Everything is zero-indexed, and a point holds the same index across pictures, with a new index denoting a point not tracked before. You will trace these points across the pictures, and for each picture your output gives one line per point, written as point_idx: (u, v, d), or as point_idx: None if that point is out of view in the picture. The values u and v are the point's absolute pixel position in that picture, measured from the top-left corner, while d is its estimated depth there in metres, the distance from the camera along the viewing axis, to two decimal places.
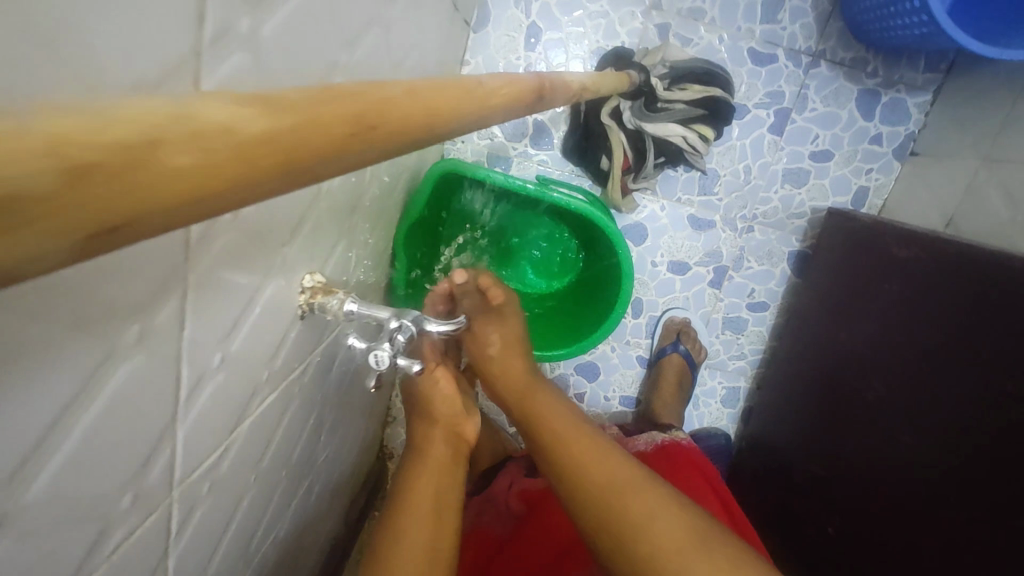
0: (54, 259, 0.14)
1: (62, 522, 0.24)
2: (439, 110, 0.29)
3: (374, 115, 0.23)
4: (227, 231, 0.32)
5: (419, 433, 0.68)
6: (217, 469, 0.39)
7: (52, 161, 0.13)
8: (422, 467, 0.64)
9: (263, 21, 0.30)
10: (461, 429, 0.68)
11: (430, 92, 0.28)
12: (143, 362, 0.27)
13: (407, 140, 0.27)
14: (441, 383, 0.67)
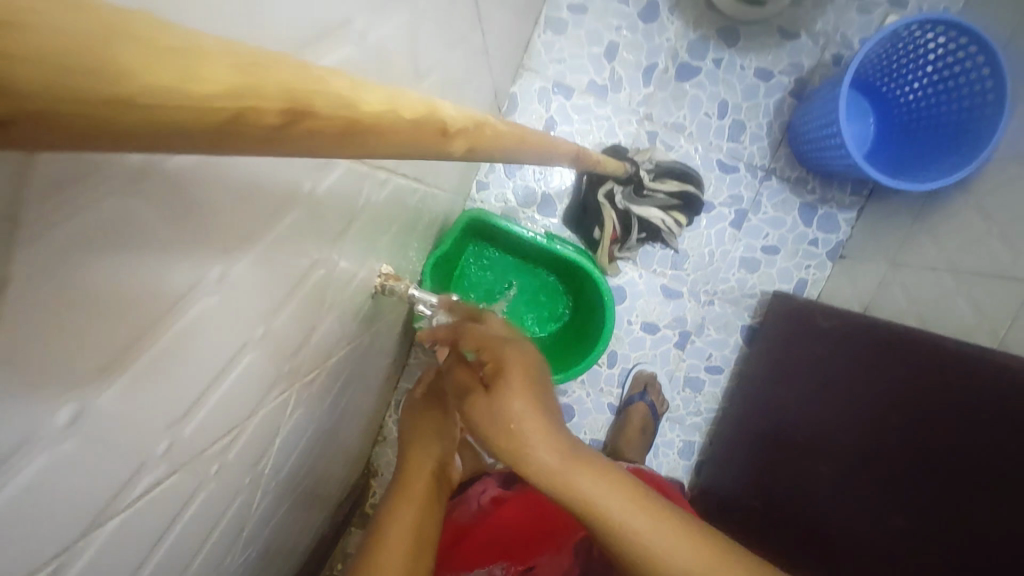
0: (79, 150, 0.13)
1: (264, 358, 0.38)
2: (525, 150, 0.47)
3: (509, 142, 0.42)
4: (361, 210, 0.49)
5: (406, 464, 0.75)
6: (307, 387, 0.52)
7: (82, 55, 0.12)
8: (403, 498, 0.71)
9: (410, 85, 0.49)
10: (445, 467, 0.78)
11: (527, 138, 0.46)
12: (315, 275, 0.43)
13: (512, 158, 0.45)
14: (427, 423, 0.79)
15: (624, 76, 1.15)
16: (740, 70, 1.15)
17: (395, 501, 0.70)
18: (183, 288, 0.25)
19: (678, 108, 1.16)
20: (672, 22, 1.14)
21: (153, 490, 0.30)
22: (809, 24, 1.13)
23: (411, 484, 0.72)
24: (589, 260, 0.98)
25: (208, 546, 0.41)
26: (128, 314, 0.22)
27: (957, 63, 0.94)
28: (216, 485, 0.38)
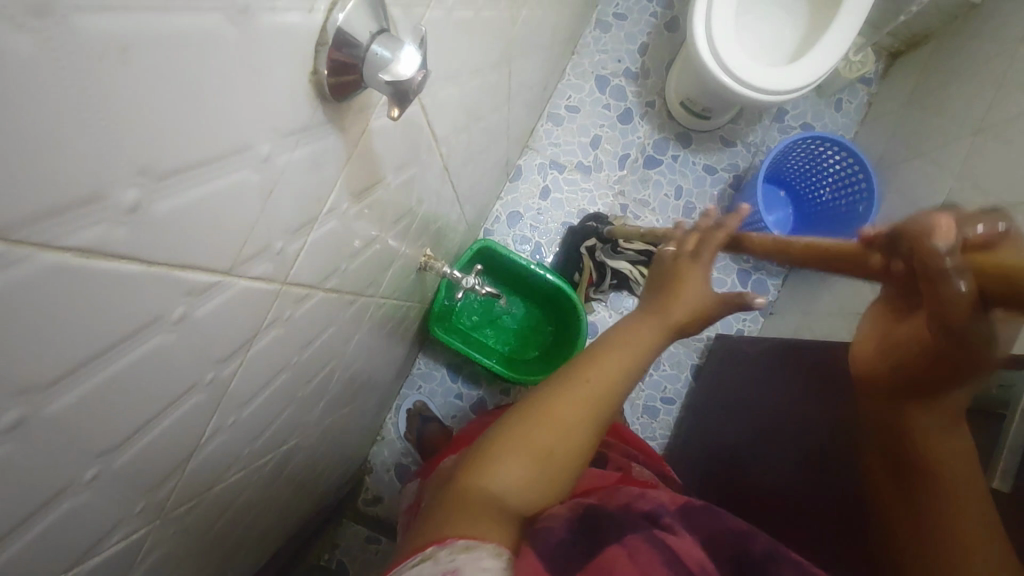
0: None
1: (373, 258, 0.64)
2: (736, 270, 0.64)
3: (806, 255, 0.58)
4: (427, 196, 0.77)
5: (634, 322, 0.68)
6: (373, 310, 0.76)
7: None
8: (594, 364, 0.63)
9: (468, 127, 0.79)
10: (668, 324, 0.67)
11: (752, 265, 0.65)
12: (402, 223, 0.70)
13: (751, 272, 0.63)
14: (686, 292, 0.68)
15: (604, 161, 1.50)
16: (692, 165, 1.51)
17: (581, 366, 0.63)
18: (380, 174, 0.52)
19: (645, 188, 1.51)
20: (642, 126, 1.51)
21: (329, 293, 0.54)
22: (742, 137, 1.51)
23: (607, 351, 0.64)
24: (569, 288, 1.25)
25: (313, 380, 0.64)
26: (369, 173, 0.49)
27: (843, 170, 1.30)
28: (334, 330, 0.62)
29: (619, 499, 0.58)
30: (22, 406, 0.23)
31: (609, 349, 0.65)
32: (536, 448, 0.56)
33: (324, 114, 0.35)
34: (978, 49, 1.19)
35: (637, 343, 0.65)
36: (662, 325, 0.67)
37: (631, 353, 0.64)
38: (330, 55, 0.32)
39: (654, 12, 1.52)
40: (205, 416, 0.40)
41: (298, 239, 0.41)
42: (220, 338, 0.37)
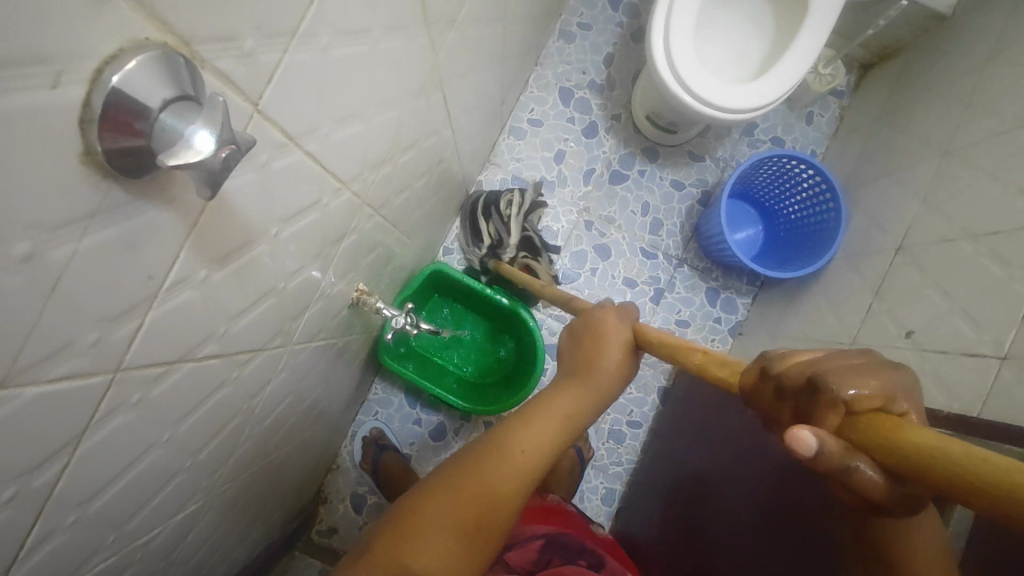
0: None
1: (274, 310, 0.59)
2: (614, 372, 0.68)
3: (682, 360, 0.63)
4: (348, 233, 0.72)
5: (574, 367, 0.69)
6: (290, 355, 0.71)
7: None
8: (526, 420, 0.62)
9: (394, 158, 0.74)
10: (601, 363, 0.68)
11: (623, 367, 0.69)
12: (313, 265, 0.65)
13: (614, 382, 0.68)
14: (608, 333, 0.71)
15: (569, 176, 1.45)
16: (659, 180, 1.46)
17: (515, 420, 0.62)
18: (257, 231, 0.46)
19: (611, 204, 1.46)
20: (607, 139, 1.46)
21: (206, 360, 0.49)
22: (711, 151, 1.47)
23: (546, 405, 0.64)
24: (527, 313, 1.20)
25: (210, 443, 0.59)
26: (236, 233, 0.43)
27: (810, 188, 1.26)
28: (227, 392, 0.56)
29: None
30: None
31: (547, 408, 0.64)
32: (474, 501, 0.56)
33: (126, 191, 0.30)
34: (947, 65, 1.14)
35: (571, 404, 0.64)
36: (596, 384, 0.66)
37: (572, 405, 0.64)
38: (103, 129, 0.26)
39: (620, 21, 1.46)
40: (18, 530, 0.35)
41: (126, 324, 0.35)
42: (16, 450, 0.31)
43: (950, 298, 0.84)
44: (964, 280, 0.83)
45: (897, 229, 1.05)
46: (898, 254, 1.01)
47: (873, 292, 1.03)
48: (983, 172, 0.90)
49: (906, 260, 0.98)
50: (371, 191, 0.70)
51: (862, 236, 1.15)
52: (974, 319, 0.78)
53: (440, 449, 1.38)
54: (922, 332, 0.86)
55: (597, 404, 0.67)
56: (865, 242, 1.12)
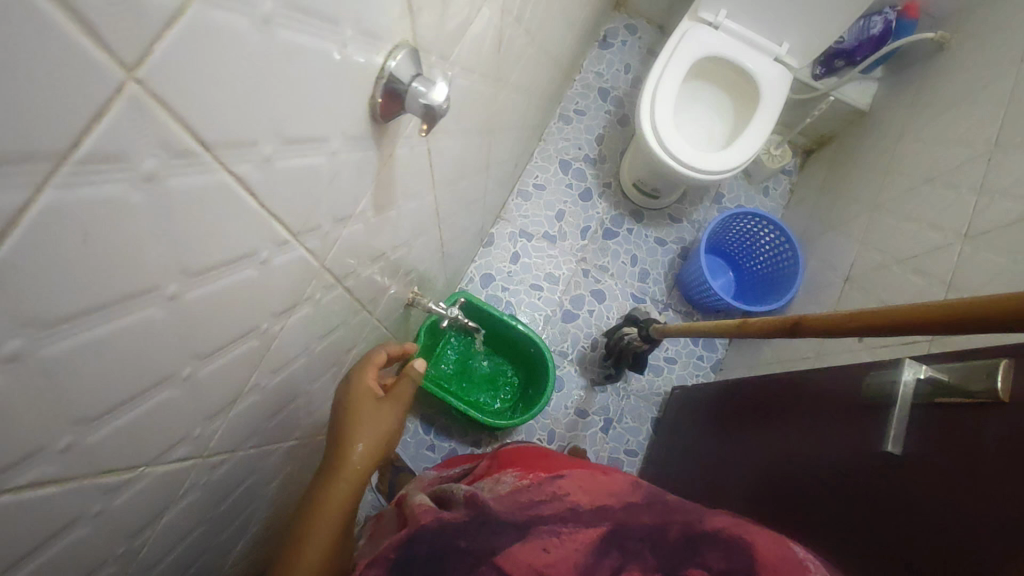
0: None
1: (375, 277, 0.76)
2: (365, 415, 0.64)
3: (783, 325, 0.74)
4: (420, 234, 0.90)
5: (348, 429, 0.64)
6: (368, 330, 0.86)
7: None
8: (334, 484, 0.60)
9: (453, 183, 0.95)
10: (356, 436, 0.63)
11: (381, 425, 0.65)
12: (398, 252, 0.82)
13: (369, 437, 0.64)
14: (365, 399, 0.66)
15: (568, 231, 1.68)
16: (645, 237, 1.71)
17: (322, 489, 0.61)
18: (393, 198, 0.65)
19: (605, 256, 1.68)
20: (600, 203, 1.72)
21: (344, 291, 0.65)
22: (687, 215, 1.73)
23: (346, 466, 0.61)
24: (540, 341, 1.31)
25: (317, 379, 0.73)
26: (387, 192, 0.62)
27: (773, 241, 1.51)
28: (340, 333, 0.71)
29: (527, 495, 0.55)
30: (178, 283, 0.33)
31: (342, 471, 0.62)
32: (309, 563, 0.55)
33: (371, 130, 0.49)
34: (870, 145, 1.46)
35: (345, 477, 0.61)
36: (354, 441, 0.63)
37: (376, 436, 0.63)
38: (383, 86, 0.46)
39: (608, 109, 1.78)
40: (252, 365, 0.49)
41: (337, 228, 0.53)
42: (276, 293, 0.47)
43: (888, 307, 1.06)
44: (898, 293, 1.05)
45: (845, 266, 1.29)
46: (846, 284, 1.24)
47: (830, 315, 1.24)
48: (903, 216, 1.16)
49: (854, 288, 1.21)
50: (440, 203, 0.90)
51: (817, 276, 1.38)
52: None
53: None
54: None
55: (368, 453, 0.63)
56: (820, 280, 1.36)
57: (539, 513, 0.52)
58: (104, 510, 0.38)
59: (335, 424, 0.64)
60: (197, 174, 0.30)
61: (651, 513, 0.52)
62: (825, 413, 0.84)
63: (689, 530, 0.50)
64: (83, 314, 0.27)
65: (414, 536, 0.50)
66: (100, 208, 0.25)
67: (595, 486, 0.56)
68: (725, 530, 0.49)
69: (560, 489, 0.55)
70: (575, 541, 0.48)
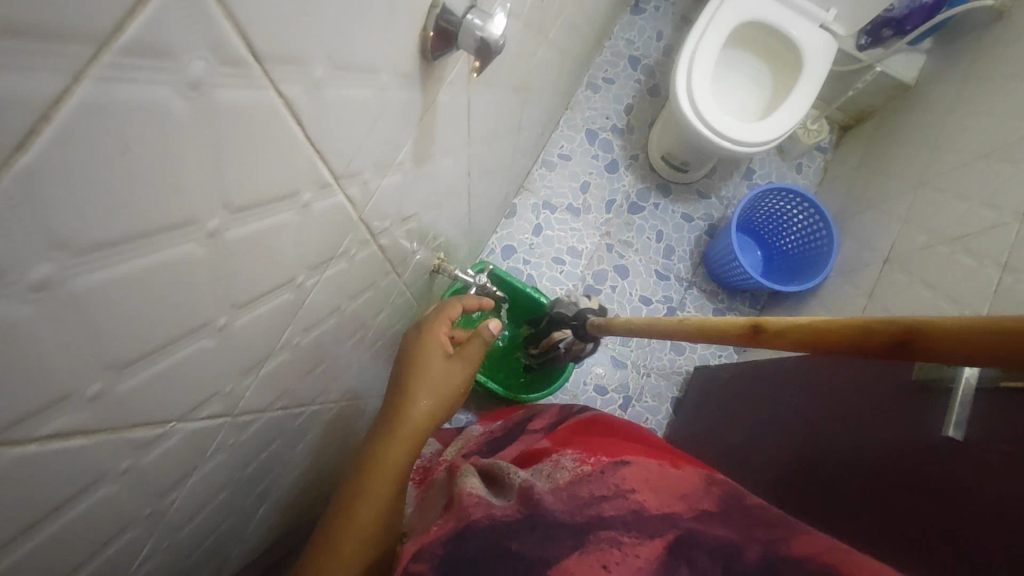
0: None
1: (405, 239, 0.72)
2: (431, 372, 0.66)
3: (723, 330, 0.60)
4: (450, 199, 0.86)
5: (412, 382, 0.65)
6: (394, 295, 0.83)
7: None
8: (398, 433, 0.61)
9: (484, 146, 0.90)
10: (421, 392, 0.64)
11: (445, 382, 0.66)
12: (429, 215, 0.79)
13: (436, 395, 0.65)
14: (430, 357, 0.68)
15: (592, 204, 1.63)
16: (671, 212, 1.66)
17: (384, 434, 0.61)
18: (431, 151, 0.61)
19: (629, 230, 1.63)
20: (627, 176, 1.67)
21: (378, 250, 0.61)
22: (716, 191, 1.68)
23: (409, 417, 0.62)
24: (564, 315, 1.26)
25: (344, 342, 0.69)
26: (426, 144, 0.57)
27: (807, 219, 1.46)
28: (368, 296, 0.68)
29: (587, 487, 0.50)
30: (218, 218, 0.30)
31: (405, 419, 0.62)
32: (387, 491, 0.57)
33: (418, 70, 0.45)
34: (916, 119, 1.38)
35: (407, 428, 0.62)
36: (422, 396, 0.64)
37: (447, 387, 0.66)
38: (436, 18, 0.42)
39: (638, 78, 1.71)
40: (287, 320, 0.46)
41: (378, 177, 0.49)
42: (314, 244, 0.43)
43: (936, 288, 1.01)
44: (946, 274, 1.00)
45: (885, 246, 1.23)
46: (886, 265, 1.19)
47: (868, 297, 1.19)
48: (952, 194, 1.10)
49: (894, 269, 1.16)
50: (470, 166, 0.86)
51: (854, 255, 1.33)
52: (957, 299, 0.94)
53: None
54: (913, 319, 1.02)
55: (432, 407, 0.64)
56: (857, 260, 1.31)
57: (599, 514, 0.47)
58: (134, 466, 0.35)
59: (406, 371, 0.67)
60: (246, 89, 0.26)
61: (730, 526, 0.45)
62: (873, 395, 0.78)
63: (772, 551, 0.41)
64: (121, 242, 0.24)
65: (461, 531, 0.46)
66: (140, 114, 0.21)
67: (663, 485, 0.51)
68: (812, 555, 0.39)
69: (624, 485, 0.50)
70: (637, 556, 0.42)
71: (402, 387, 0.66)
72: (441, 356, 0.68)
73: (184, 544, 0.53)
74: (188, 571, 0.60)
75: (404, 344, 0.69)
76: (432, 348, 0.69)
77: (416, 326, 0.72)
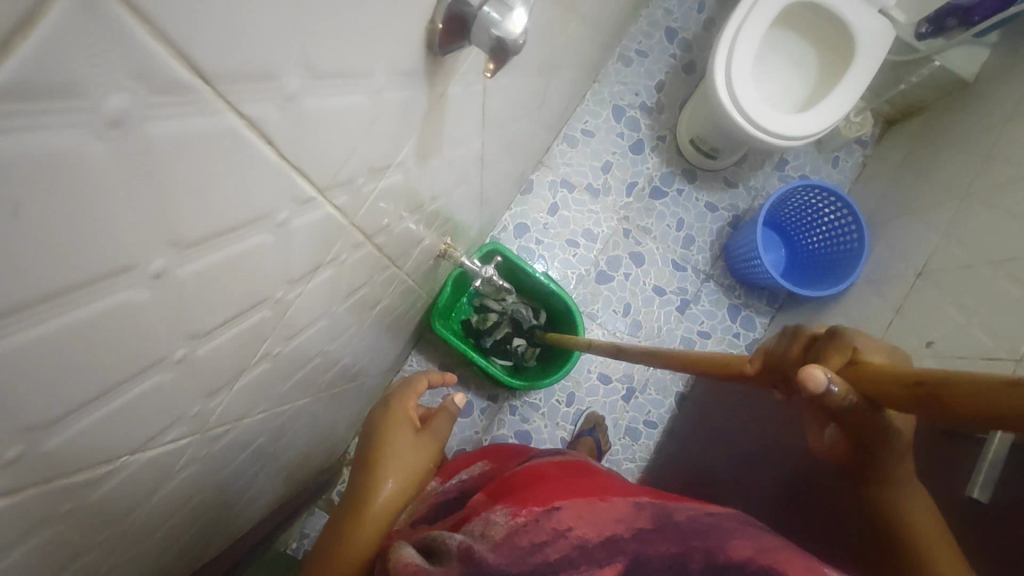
0: None
1: (408, 231, 0.67)
2: (396, 449, 0.61)
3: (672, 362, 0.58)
4: (460, 184, 0.81)
5: (376, 462, 0.60)
6: (394, 283, 0.78)
7: None
8: (356, 527, 0.56)
9: (501, 128, 0.84)
10: (384, 474, 0.59)
11: (411, 459, 0.62)
12: (435, 204, 0.73)
13: (402, 474, 0.60)
14: (395, 433, 0.63)
15: (613, 185, 1.56)
16: (695, 200, 1.58)
17: (342, 530, 0.56)
18: (438, 144, 0.55)
19: (649, 216, 1.56)
20: (651, 158, 1.58)
21: (374, 249, 0.57)
22: (744, 180, 1.59)
23: (370, 505, 0.57)
24: (574, 305, 1.21)
25: (336, 337, 0.66)
26: (432, 138, 0.52)
27: (836, 219, 1.38)
28: (362, 291, 0.64)
29: (528, 534, 0.45)
30: (165, 258, 0.25)
31: (366, 509, 0.57)
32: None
33: (422, 66, 0.39)
34: (971, 121, 1.28)
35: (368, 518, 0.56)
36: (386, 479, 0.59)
37: (410, 465, 0.61)
38: (446, 9, 0.36)
39: (674, 53, 1.60)
40: (264, 335, 0.42)
41: (373, 180, 0.44)
42: (294, 259, 0.39)
43: (970, 313, 0.94)
44: (983, 299, 0.94)
45: (919, 259, 1.16)
46: (918, 280, 1.13)
47: (894, 312, 1.13)
48: (1001, 212, 1.02)
49: (927, 285, 1.09)
50: (483, 151, 0.80)
51: (885, 264, 1.26)
52: (992, 328, 0.88)
53: (464, 425, 1.41)
54: (942, 343, 0.96)
55: (399, 490, 0.59)
56: (887, 270, 1.24)
57: (545, 561, 0.43)
58: (79, 506, 0.32)
59: (370, 448, 0.62)
60: (195, 117, 0.22)
61: (668, 538, 0.44)
62: None
63: (712, 559, 0.41)
64: (25, 307, 0.20)
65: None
66: (33, 169, 0.17)
67: (600, 511, 0.47)
68: (753, 558, 0.41)
69: (562, 525, 0.46)
70: None
71: (363, 470, 0.60)
72: (407, 433, 0.64)
73: (155, 547, 0.51)
74: (165, 563, 0.59)
75: (370, 419, 0.66)
76: (399, 423, 0.65)
77: (385, 397, 0.69)
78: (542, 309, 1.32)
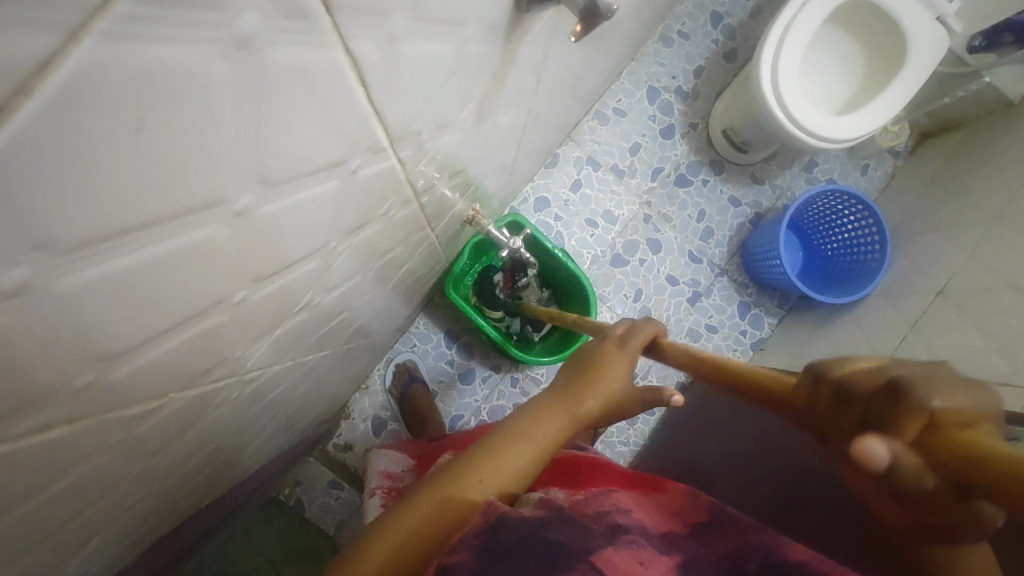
0: None
1: (445, 195, 0.66)
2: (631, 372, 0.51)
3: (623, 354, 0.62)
4: (498, 153, 0.79)
5: (607, 369, 0.50)
6: (421, 246, 0.77)
7: None
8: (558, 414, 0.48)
9: (543, 100, 0.81)
10: (603, 382, 0.50)
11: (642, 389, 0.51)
12: (474, 169, 0.71)
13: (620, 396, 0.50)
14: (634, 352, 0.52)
15: (639, 168, 1.53)
16: (719, 193, 1.56)
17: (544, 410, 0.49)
18: (492, 109, 0.53)
19: (671, 204, 1.54)
20: (681, 144, 1.55)
21: (416, 209, 0.55)
22: (771, 178, 1.57)
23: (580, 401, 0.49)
24: (588, 284, 1.19)
25: (363, 295, 0.65)
26: (490, 101, 0.50)
27: (858, 227, 1.36)
28: (395, 250, 0.62)
29: (591, 503, 0.46)
30: (251, 195, 0.24)
31: (574, 404, 0.49)
32: (522, 463, 0.46)
33: (503, 23, 0.37)
34: (1010, 142, 1.26)
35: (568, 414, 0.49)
36: (603, 390, 0.50)
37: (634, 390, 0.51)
38: None
39: (716, 38, 1.56)
40: (311, 283, 0.41)
41: (434, 137, 0.42)
42: (350, 211, 0.37)
43: (988, 336, 0.94)
44: (1003, 323, 0.94)
45: (941, 277, 1.16)
46: (937, 297, 1.12)
47: (909, 327, 1.13)
48: None
49: (946, 304, 1.09)
50: (524, 121, 0.77)
51: (904, 279, 1.25)
52: (1010, 353, 0.87)
53: (465, 392, 1.39)
54: (956, 362, 0.96)
55: (607, 408, 0.50)
56: (906, 284, 1.23)
57: (616, 524, 0.43)
58: (124, 438, 0.31)
59: (576, 356, 0.53)
60: (310, 48, 0.20)
61: (724, 540, 0.44)
62: None
63: (767, 556, 0.41)
64: (123, 233, 0.18)
65: (498, 521, 0.40)
66: (163, 85, 0.15)
67: (653, 507, 0.48)
68: (808, 560, 0.41)
69: (622, 505, 0.46)
70: (662, 562, 0.41)
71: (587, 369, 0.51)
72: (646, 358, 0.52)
73: (173, 483, 0.51)
74: (175, 500, 0.58)
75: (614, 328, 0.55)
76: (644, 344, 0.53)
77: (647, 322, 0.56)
78: (547, 286, 1.32)
